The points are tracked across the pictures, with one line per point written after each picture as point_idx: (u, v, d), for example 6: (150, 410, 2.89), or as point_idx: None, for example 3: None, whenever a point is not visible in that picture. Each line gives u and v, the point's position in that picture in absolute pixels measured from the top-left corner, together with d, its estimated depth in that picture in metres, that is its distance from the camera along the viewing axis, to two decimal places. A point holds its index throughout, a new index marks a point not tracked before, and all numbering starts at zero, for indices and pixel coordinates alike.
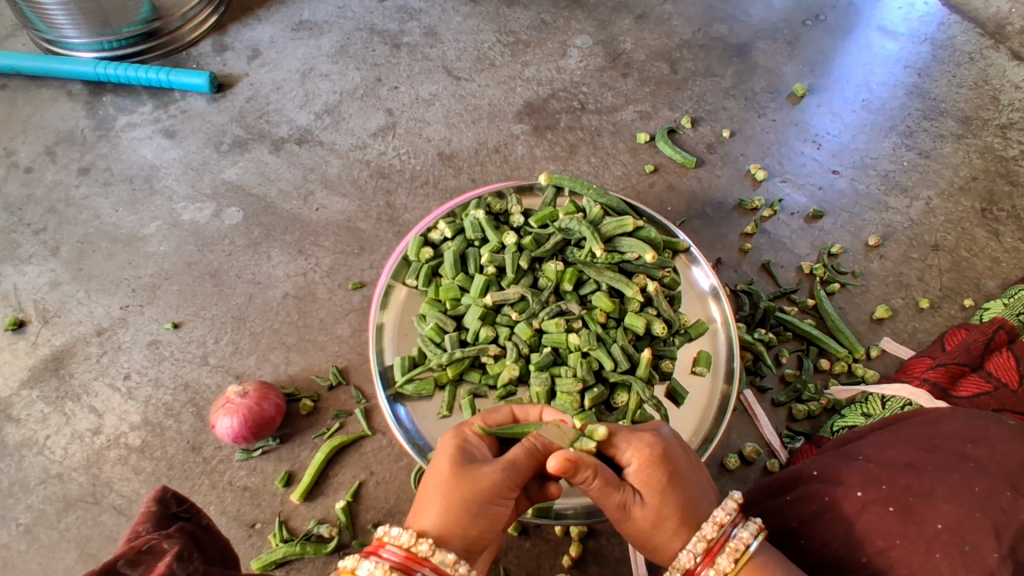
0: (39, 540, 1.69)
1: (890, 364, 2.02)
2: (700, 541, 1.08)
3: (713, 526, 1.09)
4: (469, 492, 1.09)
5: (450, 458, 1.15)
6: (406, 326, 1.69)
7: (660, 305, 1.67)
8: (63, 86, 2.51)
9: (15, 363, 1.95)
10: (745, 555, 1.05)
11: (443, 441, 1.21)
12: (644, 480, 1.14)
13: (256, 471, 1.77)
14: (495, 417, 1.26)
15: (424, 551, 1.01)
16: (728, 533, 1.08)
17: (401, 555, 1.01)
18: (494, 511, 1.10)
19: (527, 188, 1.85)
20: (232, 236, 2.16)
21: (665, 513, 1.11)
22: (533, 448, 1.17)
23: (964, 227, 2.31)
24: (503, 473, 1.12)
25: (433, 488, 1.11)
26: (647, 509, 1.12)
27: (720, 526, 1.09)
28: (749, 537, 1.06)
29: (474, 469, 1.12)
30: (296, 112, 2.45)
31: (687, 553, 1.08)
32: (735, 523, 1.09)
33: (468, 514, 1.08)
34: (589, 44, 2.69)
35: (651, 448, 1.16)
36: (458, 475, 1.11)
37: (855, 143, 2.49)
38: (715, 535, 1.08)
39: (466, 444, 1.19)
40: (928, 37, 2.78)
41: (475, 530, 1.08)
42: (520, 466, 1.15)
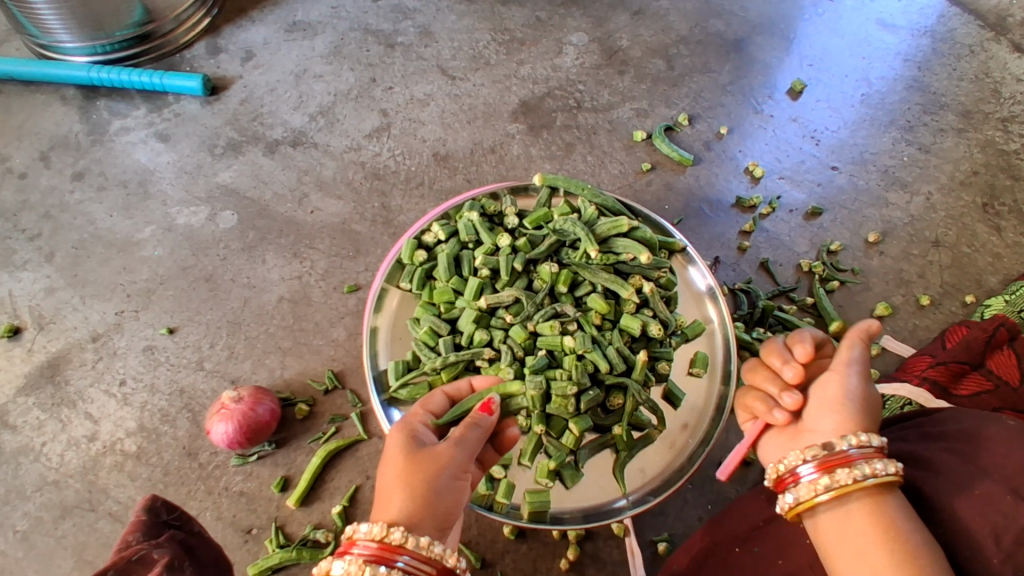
0: (36, 547, 1.69)
1: (891, 362, 2.01)
2: (823, 449, 1.04)
3: (845, 443, 1.03)
4: (431, 473, 1.10)
5: (401, 445, 1.15)
6: (399, 330, 1.68)
7: (656, 306, 1.66)
8: (57, 91, 2.50)
9: (11, 370, 1.95)
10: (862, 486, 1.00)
11: (390, 433, 1.21)
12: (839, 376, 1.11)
13: (252, 476, 1.77)
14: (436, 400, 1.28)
15: (398, 540, 1.02)
16: (851, 455, 1.02)
17: (374, 547, 1.02)
18: (454, 487, 1.12)
19: (522, 188, 1.82)
20: (226, 240, 2.15)
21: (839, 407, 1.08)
22: (480, 422, 1.21)
23: (964, 222, 2.29)
24: (456, 448, 1.15)
25: (391, 478, 1.10)
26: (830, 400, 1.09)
27: (850, 445, 1.02)
28: (875, 474, 0.99)
29: (428, 449, 1.14)
30: (290, 114, 2.44)
31: (806, 458, 1.05)
32: (869, 454, 1.02)
33: (433, 494, 1.09)
34: (585, 42, 2.67)
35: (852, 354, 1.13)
36: (413, 459, 1.12)
37: (854, 138, 2.46)
38: (836, 452, 1.03)
39: (414, 430, 1.21)
40: (928, 30, 2.75)
41: (442, 508, 1.10)
42: (470, 441, 1.18)
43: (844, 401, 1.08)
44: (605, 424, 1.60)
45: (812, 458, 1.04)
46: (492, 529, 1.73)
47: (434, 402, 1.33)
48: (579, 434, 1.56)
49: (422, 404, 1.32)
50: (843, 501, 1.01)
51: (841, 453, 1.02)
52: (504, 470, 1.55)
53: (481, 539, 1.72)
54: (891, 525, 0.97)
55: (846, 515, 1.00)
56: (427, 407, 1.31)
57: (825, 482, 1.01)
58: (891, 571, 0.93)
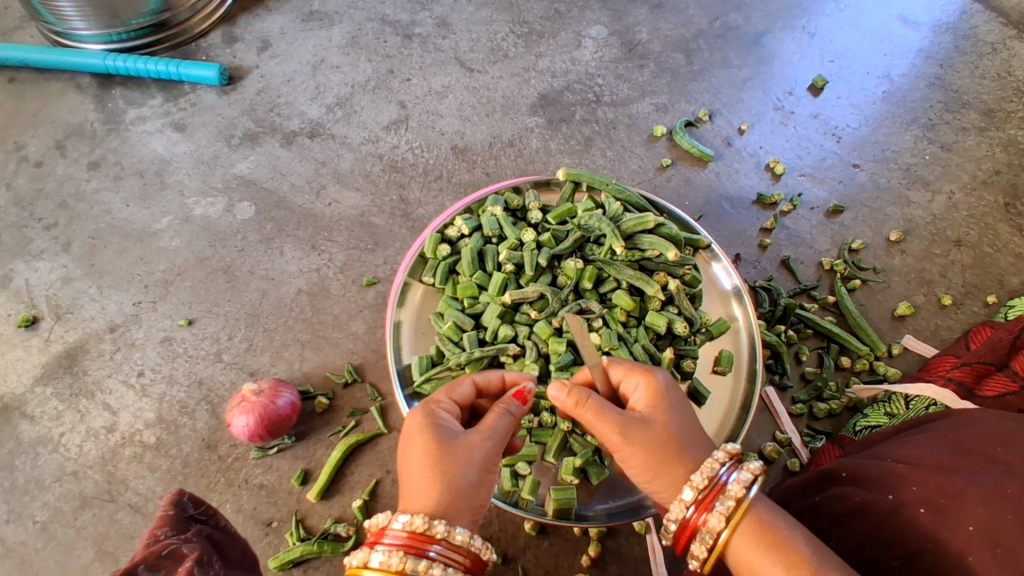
0: (55, 538, 1.68)
1: (913, 362, 1.99)
2: (696, 488, 1.07)
3: (708, 472, 1.08)
4: (462, 463, 1.08)
5: (426, 432, 1.13)
6: (423, 325, 1.67)
7: (682, 304, 1.65)
8: (72, 79, 2.48)
9: (28, 359, 1.93)
10: (741, 508, 1.05)
11: (412, 419, 1.17)
12: (651, 403, 1.17)
13: (272, 469, 1.76)
14: (459, 392, 1.26)
15: (434, 531, 1.01)
16: (724, 478, 1.08)
17: (406, 537, 1.01)
18: (482, 475, 1.10)
19: (545, 183, 1.81)
20: (244, 231, 2.14)
21: (671, 431, 1.13)
22: (506, 411, 1.18)
23: (986, 222, 2.27)
24: (487, 439, 1.13)
25: (420, 469, 1.08)
26: (651, 429, 1.13)
27: (712, 475, 1.08)
28: (746, 485, 1.06)
29: (458, 439, 1.11)
30: (307, 105, 2.42)
31: (687, 504, 1.08)
32: (730, 468, 1.09)
33: (464, 483, 1.07)
34: (604, 35, 2.65)
35: (654, 377, 1.20)
36: (441, 446, 1.10)
37: (876, 135, 2.44)
38: (706, 485, 1.07)
39: (438, 418, 1.17)
40: (950, 26, 2.72)
41: (475, 498, 1.08)
42: (498, 429, 1.16)
43: (674, 440, 1.13)
44: None
45: (693, 504, 1.07)
46: (514, 525, 1.72)
47: (458, 390, 1.26)
48: None
49: (446, 392, 1.24)
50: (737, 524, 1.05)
51: (713, 484, 1.08)
52: (529, 467, 1.54)
53: (502, 535, 1.71)
54: (768, 528, 1.03)
55: (743, 541, 1.04)
56: (452, 394, 1.25)
57: (718, 512, 1.05)
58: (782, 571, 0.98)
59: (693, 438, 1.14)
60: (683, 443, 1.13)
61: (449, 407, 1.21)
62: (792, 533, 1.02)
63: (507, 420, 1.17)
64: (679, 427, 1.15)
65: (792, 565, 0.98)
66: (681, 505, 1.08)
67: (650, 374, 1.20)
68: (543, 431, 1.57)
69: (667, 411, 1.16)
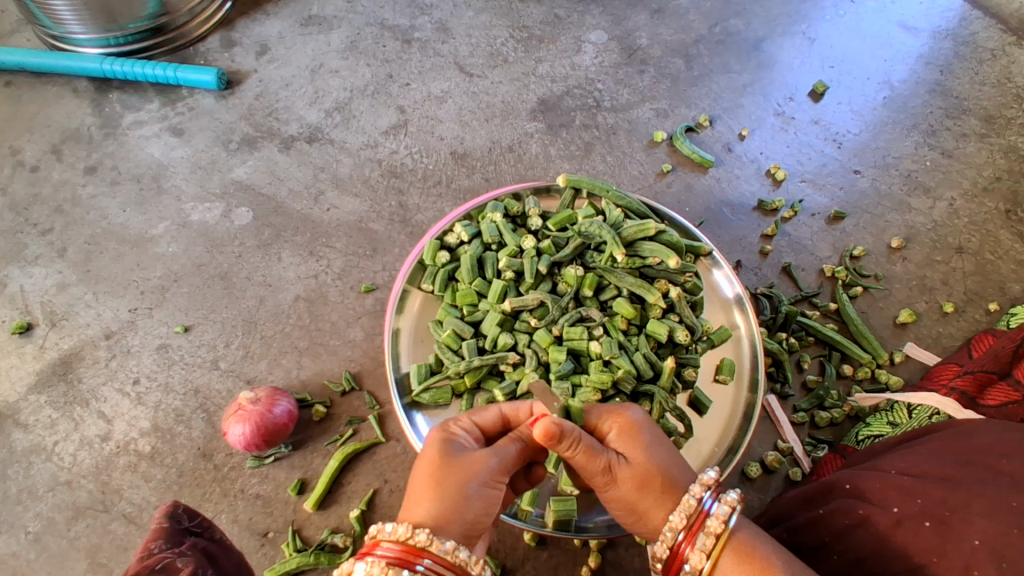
0: (48, 549, 1.66)
1: (915, 371, 1.98)
2: (680, 517, 1.07)
3: (692, 500, 1.08)
4: (463, 478, 1.07)
5: (436, 444, 1.13)
6: (421, 333, 1.66)
7: (683, 311, 1.63)
8: (69, 83, 2.47)
9: (22, 367, 1.91)
10: (725, 536, 1.05)
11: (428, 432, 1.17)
12: (629, 441, 1.15)
13: (268, 479, 1.74)
14: (486, 417, 1.22)
15: (421, 542, 0.99)
16: (707, 506, 1.07)
17: (398, 550, 0.98)
18: (482, 495, 1.08)
19: (545, 189, 1.80)
20: (242, 237, 2.12)
21: (654, 468, 1.12)
22: (520, 439, 1.18)
23: (988, 229, 2.26)
24: (492, 457, 1.12)
25: (421, 480, 1.08)
26: (634, 469, 1.12)
27: (698, 500, 1.08)
28: (727, 515, 1.05)
29: (465, 455, 1.11)
30: (306, 109, 2.41)
31: (675, 531, 1.07)
32: (713, 496, 1.09)
33: (462, 498, 1.06)
34: (604, 40, 2.64)
35: (628, 416, 1.18)
36: (447, 461, 1.09)
37: (876, 142, 2.43)
38: (691, 514, 1.07)
39: (452, 433, 1.16)
40: (950, 33, 2.71)
41: (470, 514, 1.06)
42: (508, 453, 1.15)
43: (658, 477, 1.11)
44: None
45: (682, 530, 1.07)
46: (512, 536, 1.70)
47: (486, 414, 1.22)
48: None
49: (470, 413, 1.23)
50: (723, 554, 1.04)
51: (698, 513, 1.07)
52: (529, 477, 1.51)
53: (501, 546, 1.69)
54: (753, 556, 1.02)
55: (728, 571, 1.03)
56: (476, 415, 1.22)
57: (702, 542, 1.04)
58: None
59: (674, 470, 1.13)
60: (663, 476, 1.11)
61: (469, 427, 1.20)
62: (782, 565, 1.01)
63: (518, 447, 1.16)
64: (662, 463, 1.13)
65: None
66: (669, 534, 1.08)
67: (624, 410, 1.19)
68: None
69: (647, 447, 1.14)
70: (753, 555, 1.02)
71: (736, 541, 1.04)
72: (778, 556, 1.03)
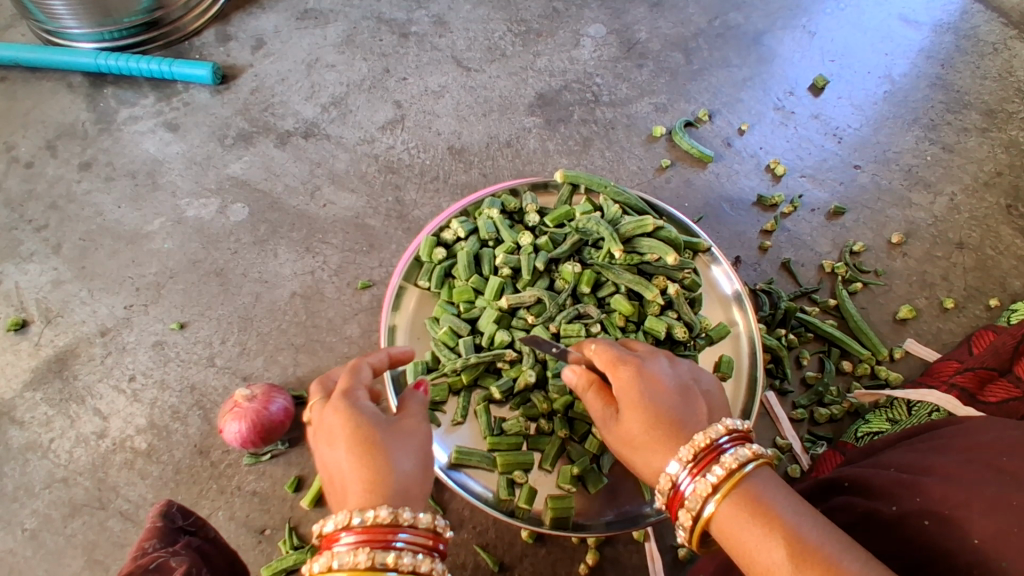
0: (44, 546, 1.66)
1: (915, 367, 1.97)
2: (688, 455, 1.04)
3: (700, 442, 1.04)
4: (394, 453, 1.03)
5: (351, 427, 1.05)
6: (418, 329, 1.64)
7: (681, 308, 1.62)
8: (63, 78, 2.45)
9: (17, 364, 1.90)
10: (731, 478, 1.00)
11: (330, 414, 1.08)
12: (626, 402, 1.12)
13: (265, 476, 1.73)
14: (364, 379, 1.17)
15: (385, 519, 0.95)
16: (721, 448, 1.03)
17: (362, 532, 0.95)
18: (417, 462, 1.06)
19: (542, 185, 1.78)
20: (237, 233, 2.11)
21: (646, 428, 1.09)
22: (414, 395, 1.17)
23: (989, 224, 2.25)
24: (413, 428, 1.09)
25: (352, 471, 1.01)
26: (628, 429, 1.12)
27: (710, 441, 1.04)
28: (739, 458, 1.01)
29: (384, 428, 1.06)
30: (302, 104, 2.39)
31: (679, 470, 1.04)
32: (732, 441, 1.04)
33: (403, 473, 1.02)
34: (603, 34, 2.61)
35: (627, 375, 1.14)
36: (369, 437, 1.03)
37: (877, 136, 2.42)
38: (704, 451, 1.04)
39: (358, 406, 1.09)
40: (951, 26, 2.69)
41: (418, 482, 1.04)
42: (414, 414, 1.13)
43: (651, 438, 1.09)
44: None
45: (687, 467, 1.03)
46: (510, 532, 1.69)
47: (363, 377, 1.17)
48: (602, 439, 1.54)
49: (353, 379, 1.16)
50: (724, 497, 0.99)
51: (709, 451, 1.04)
52: (526, 475, 1.52)
53: (499, 542, 1.68)
54: (759, 500, 0.97)
55: (728, 512, 0.98)
56: (359, 381, 1.16)
57: (704, 483, 1.01)
58: (773, 543, 0.91)
59: (682, 413, 1.10)
60: (670, 419, 1.09)
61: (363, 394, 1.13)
62: (789, 510, 0.94)
63: (418, 401, 1.16)
64: (659, 421, 1.09)
65: (779, 533, 0.91)
66: (671, 473, 1.05)
67: (626, 367, 1.15)
68: (540, 439, 1.56)
69: (645, 406, 1.10)
70: (759, 496, 0.97)
71: (745, 485, 0.99)
72: (789, 504, 0.96)
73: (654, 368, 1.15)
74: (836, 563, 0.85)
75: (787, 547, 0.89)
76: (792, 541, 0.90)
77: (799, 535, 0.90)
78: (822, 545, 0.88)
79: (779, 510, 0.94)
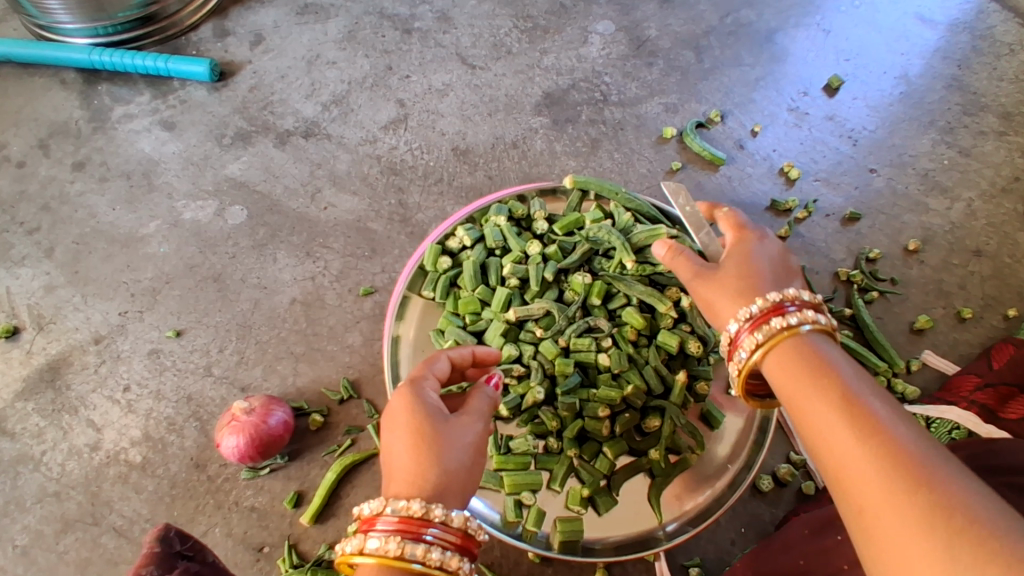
0: (37, 563, 1.61)
1: (932, 379, 1.92)
2: (757, 307, 1.08)
3: (773, 297, 1.08)
4: (446, 446, 1.04)
5: (409, 414, 1.08)
6: (422, 342, 1.58)
7: (695, 321, 1.56)
8: (56, 74, 2.37)
9: (8, 373, 1.85)
10: (788, 334, 1.04)
11: (394, 399, 1.12)
12: (732, 255, 1.19)
13: (264, 491, 1.68)
14: (438, 370, 1.20)
15: (419, 512, 0.96)
16: (788, 309, 1.06)
17: (395, 522, 0.96)
18: (467, 459, 1.06)
19: (550, 190, 1.72)
20: (235, 237, 2.05)
21: (743, 280, 1.14)
22: (484, 393, 1.17)
23: (1006, 231, 2.19)
24: (471, 424, 1.10)
25: (402, 457, 1.03)
26: (727, 273, 1.17)
27: (781, 300, 1.07)
28: (802, 321, 1.04)
29: (441, 421, 1.08)
30: (302, 102, 2.32)
31: (743, 321, 1.10)
32: (803, 307, 1.07)
33: (449, 467, 1.03)
34: (612, 30, 2.54)
35: (745, 240, 1.21)
36: (425, 430, 1.05)
37: (893, 139, 2.35)
38: (770, 305, 1.08)
39: (422, 395, 1.12)
40: (967, 25, 2.62)
41: (463, 480, 1.04)
42: (478, 411, 1.13)
43: (742, 291, 1.13)
44: (640, 448, 1.51)
45: (750, 317, 1.09)
46: (515, 551, 1.64)
47: (439, 368, 1.20)
48: (613, 458, 1.49)
49: (426, 367, 1.20)
50: (776, 347, 1.05)
51: (776, 307, 1.07)
52: (534, 496, 1.47)
53: (505, 561, 1.63)
54: (810, 354, 1.00)
55: (781, 356, 1.03)
56: (431, 370, 1.19)
57: (761, 329, 1.06)
58: (813, 383, 0.95)
59: (773, 281, 1.15)
60: (759, 282, 1.14)
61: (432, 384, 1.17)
62: (844, 369, 0.95)
63: (486, 400, 1.16)
64: (754, 278, 1.14)
65: (823, 376, 0.95)
66: (735, 322, 1.11)
67: (747, 234, 1.22)
68: (549, 458, 1.50)
69: (746, 262, 1.17)
70: (851, 407, 0.88)
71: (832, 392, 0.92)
72: (847, 366, 0.97)
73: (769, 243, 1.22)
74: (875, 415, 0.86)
75: (834, 393, 0.91)
76: (833, 384, 0.93)
77: (844, 381, 0.93)
78: (918, 457, 0.80)
79: (829, 363, 0.97)
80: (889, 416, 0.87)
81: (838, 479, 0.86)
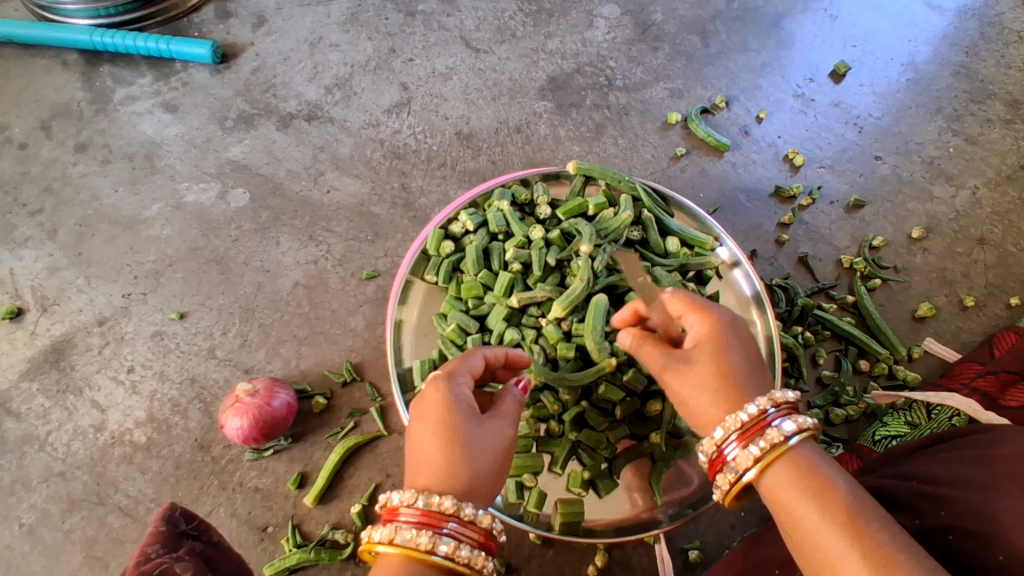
0: (43, 541, 1.63)
1: (933, 367, 1.93)
2: (738, 420, 1.01)
3: (754, 409, 1.01)
4: (477, 447, 1.04)
5: (444, 408, 1.07)
6: (425, 326, 1.60)
7: None
8: (57, 55, 2.36)
9: (13, 354, 1.85)
10: (778, 451, 0.98)
11: (429, 389, 1.11)
12: (700, 348, 1.09)
13: (267, 472, 1.69)
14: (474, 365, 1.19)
15: (447, 507, 0.97)
16: (770, 419, 1.00)
17: (418, 514, 0.97)
18: (494, 462, 1.06)
19: (553, 176, 1.72)
20: (238, 220, 2.04)
21: (721, 379, 1.05)
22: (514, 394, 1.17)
23: (1011, 220, 2.18)
24: (502, 425, 1.10)
25: (433, 452, 1.03)
26: (701, 374, 1.06)
27: (761, 410, 1.01)
28: (788, 433, 0.98)
29: (474, 419, 1.07)
30: (304, 85, 2.30)
31: (726, 433, 1.02)
32: (782, 411, 1.01)
33: (477, 468, 1.03)
34: (617, 14, 2.52)
35: (712, 321, 1.10)
36: (458, 427, 1.05)
37: (898, 126, 2.33)
38: (751, 419, 1.00)
39: (457, 390, 1.11)
40: (976, 12, 2.59)
41: (488, 482, 1.05)
42: (509, 414, 1.13)
43: (722, 387, 1.05)
44: (641, 432, 1.53)
45: (733, 434, 1.01)
46: (517, 533, 1.65)
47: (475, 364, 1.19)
48: (614, 442, 1.50)
49: (461, 361, 1.19)
50: (768, 468, 0.98)
51: (758, 419, 1.01)
52: (535, 478, 1.50)
53: (506, 543, 1.65)
54: (806, 472, 0.95)
55: (777, 476, 0.97)
56: (466, 365, 1.18)
57: (750, 452, 0.99)
58: (814, 508, 0.91)
59: (748, 372, 1.07)
60: (733, 373, 1.06)
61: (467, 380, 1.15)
62: (841, 485, 0.93)
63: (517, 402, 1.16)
64: (728, 370, 1.06)
65: (825, 500, 0.91)
66: (720, 434, 1.02)
67: (709, 314, 1.11)
68: (550, 441, 1.51)
69: (718, 355, 1.07)
70: (849, 515, 0.88)
71: (795, 455, 0.98)
72: (840, 479, 0.94)
73: (732, 317, 1.13)
74: (879, 542, 0.84)
75: (838, 520, 0.88)
76: (835, 509, 0.89)
77: (845, 504, 0.89)
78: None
79: (828, 480, 0.93)
80: (891, 540, 0.85)
81: (789, 524, 0.94)
